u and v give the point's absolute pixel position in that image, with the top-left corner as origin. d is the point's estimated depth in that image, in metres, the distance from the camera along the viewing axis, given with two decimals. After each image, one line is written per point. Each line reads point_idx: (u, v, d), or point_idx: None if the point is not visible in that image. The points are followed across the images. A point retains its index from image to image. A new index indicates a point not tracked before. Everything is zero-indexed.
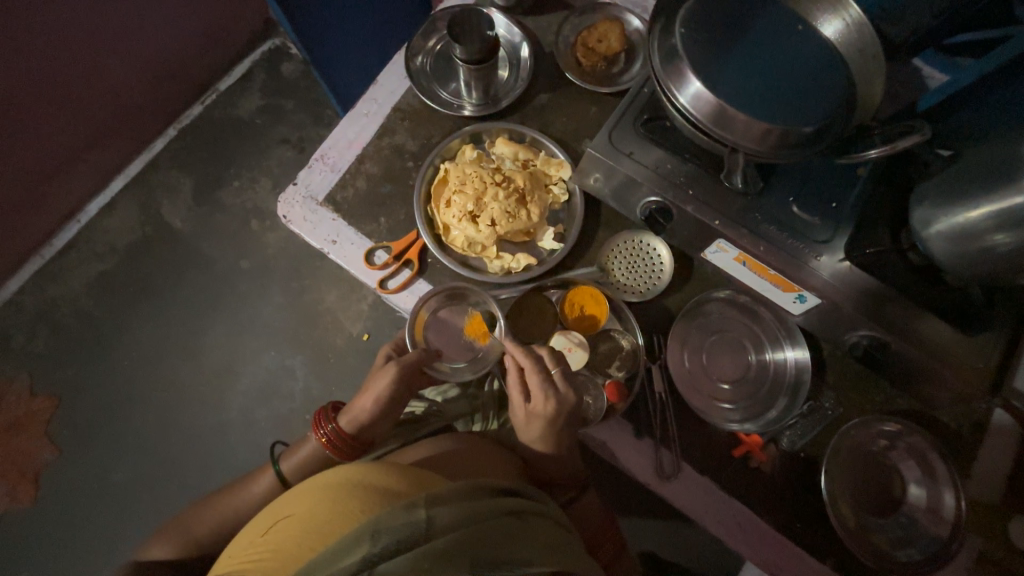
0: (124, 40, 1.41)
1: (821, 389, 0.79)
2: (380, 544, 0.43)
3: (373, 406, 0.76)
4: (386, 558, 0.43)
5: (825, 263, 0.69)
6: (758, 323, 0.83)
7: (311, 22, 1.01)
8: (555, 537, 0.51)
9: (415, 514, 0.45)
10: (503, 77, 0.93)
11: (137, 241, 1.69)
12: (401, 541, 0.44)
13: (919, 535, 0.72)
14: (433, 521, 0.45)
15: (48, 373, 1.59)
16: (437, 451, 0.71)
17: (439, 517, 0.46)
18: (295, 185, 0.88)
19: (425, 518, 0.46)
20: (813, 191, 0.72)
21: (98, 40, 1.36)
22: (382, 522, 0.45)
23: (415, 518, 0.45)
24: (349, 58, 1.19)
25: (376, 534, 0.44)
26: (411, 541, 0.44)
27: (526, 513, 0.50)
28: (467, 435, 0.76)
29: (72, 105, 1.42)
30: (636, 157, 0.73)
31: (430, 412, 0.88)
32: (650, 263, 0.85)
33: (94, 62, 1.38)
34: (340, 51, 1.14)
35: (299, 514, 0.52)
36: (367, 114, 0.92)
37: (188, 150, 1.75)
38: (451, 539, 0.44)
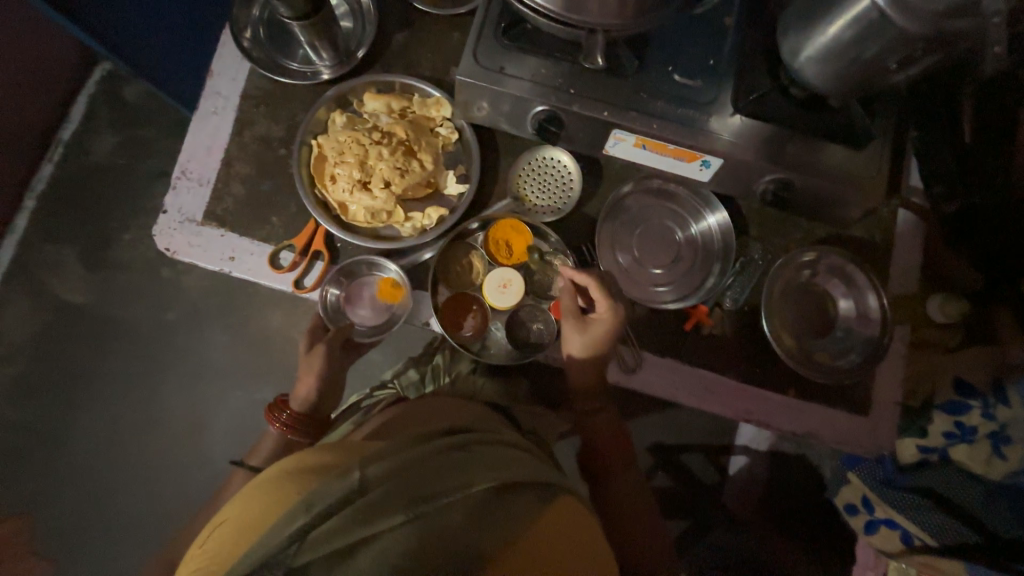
0: None
1: (747, 244, 0.82)
2: (315, 512, 0.45)
3: (316, 390, 0.82)
4: (321, 522, 0.45)
5: (720, 125, 0.70)
6: (675, 202, 0.84)
7: (113, 24, 0.86)
8: (497, 457, 0.56)
9: (348, 478, 0.48)
10: (348, 28, 0.84)
11: (42, 330, 1.52)
12: (335, 503, 0.46)
13: (856, 341, 0.79)
14: (366, 478, 0.48)
15: (4, 494, 1.46)
16: (391, 418, 0.71)
17: (373, 472, 0.49)
18: (165, 213, 0.79)
19: (359, 477, 0.48)
20: (688, 54, 0.71)
21: None
22: (316, 493, 0.47)
23: (348, 480, 0.48)
24: (183, 56, 1.04)
25: (311, 505, 0.46)
26: (347, 500, 0.46)
27: (465, 446, 0.55)
28: (431, 397, 0.76)
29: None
30: (510, 71, 0.70)
31: (388, 393, 0.90)
32: (559, 177, 0.83)
33: None
34: (169, 50, 1.00)
35: (234, 516, 0.50)
36: (215, 112, 0.82)
37: (56, 215, 1.55)
38: (386, 488, 0.48)
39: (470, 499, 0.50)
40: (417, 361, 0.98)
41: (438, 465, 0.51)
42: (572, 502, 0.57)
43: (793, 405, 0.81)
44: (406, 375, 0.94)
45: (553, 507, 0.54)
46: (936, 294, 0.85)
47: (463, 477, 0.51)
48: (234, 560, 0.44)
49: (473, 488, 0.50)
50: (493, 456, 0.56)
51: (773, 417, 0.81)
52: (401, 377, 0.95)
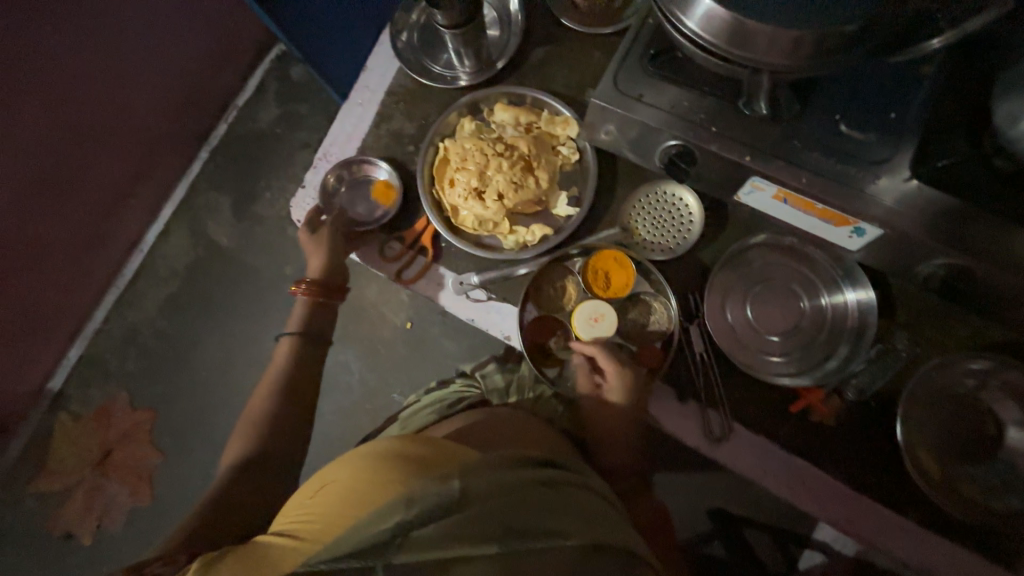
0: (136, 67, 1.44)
1: (892, 332, 0.70)
2: (414, 511, 0.47)
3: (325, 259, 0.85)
4: (418, 527, 0.47)
5: (885, 186, 0.59)
6: (810, 265, 0.74)
7: (295, 15, 0.97)
8: (595, 509, 0.53)
9: (448, 485, 0.49)
10: (493, 37, 0.86)
11: (193, 261, 1.80)
12: (434, 509, 0.48)
13: (1022, 484, 0.63)
14: (466, 491, 0.49)
15: (142, 390, 1.76)
16: (475, 421, 0.71)
17: (472, 486, 0.50)
18: (303, 188, 0.88)
19: (459, 487, 0.49)
20: (863, 103, 0.61)
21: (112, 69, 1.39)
22: (417, 491, 0.49)
23: (448, 488, 0.49)
24: (343, 48, 1.16)
25: (411, 503, 0.48)
26: (444, 509, 0.48)
27: (562, 486, 0.53)
28: (512, 413, 0.73)
29: (108, 141, 1.49)
30: (648, 99, 0.66)
31: (471, 392, 0.86)
32: (677, 215, 0.78)
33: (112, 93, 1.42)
34: (334, 42, 1.11)
35: (341, 480, 0.53)
36: (361, 104, 0.89)
37: (221, 168, 1.82)
38: (482, 509, 0.48)
39: (561, 553, 0.48)
40: (500, 363, 0.94)
41: (534, 502, 0.50)
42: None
43: (914, 533, 0.67)
44: (489, 376, 0.88)
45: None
46: None
47: (558, 521, 0.49)
48: (337, 532, 0.48)
49: (566, 540, 0.48)
50: (590, 505, 0.53)
51: (885, 542, 0.68)
52: (484, 376, 0.90)
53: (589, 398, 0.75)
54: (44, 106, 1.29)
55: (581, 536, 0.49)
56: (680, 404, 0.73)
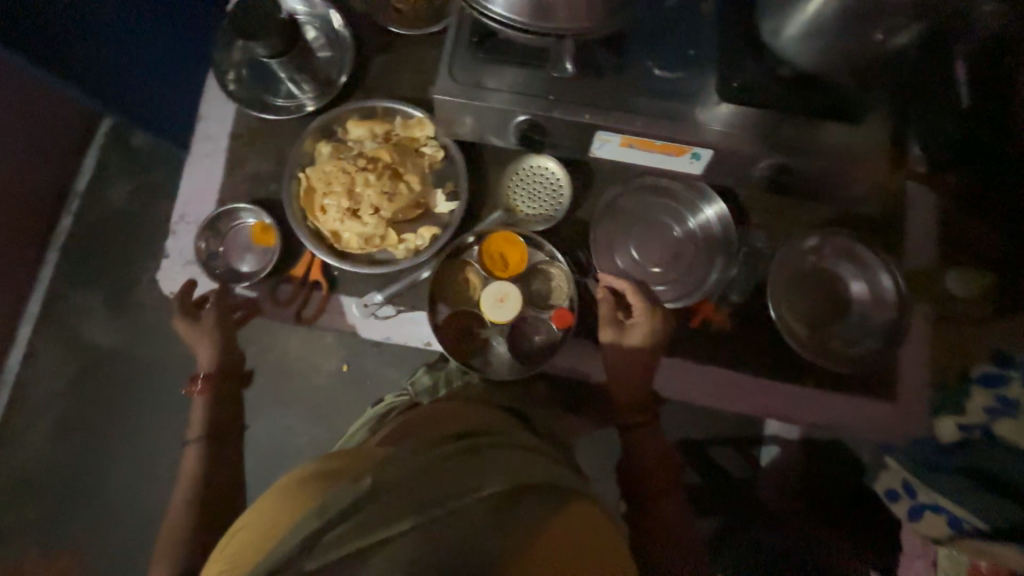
0: None
1: (749, 234, 0.80)
2: (324, 516, 0.41)
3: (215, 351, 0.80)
4: (330, 529, 0.41)
5: (706, 115, 0.68)
6: (671, 196, 0.82)
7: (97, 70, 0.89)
8: (527, 457, 0.51)
9: (360, 481, 0.44)
10: (326, 57, 0.85)
11: (75, 375, 1.58)
12: (345, 507, 0.42)
13: (872, 325, 0.76)
14: (379, 480, 0.44)
15: (53, 537, 1.51)
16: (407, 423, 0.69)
17: (386, 473, 0.45)
18: (168, 258, 0.81)
19: (372, 481, 0.44)
20: (665, 46, 0.69)
21: None
22: (328, 497, 0.43)
23: (359, 482, 0.44)
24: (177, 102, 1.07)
25: (320, 509, 0.42)
26: (358, 504, 0.42)
27: (491, 444, 0.51)
28: (442, 403, 0.71)
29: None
30: (488, 84, 0.69)
31: (402, 398, 0.87)
32: (548, 184, 0.82)
33: None
34: (164, 98, 1.03)
35: (245, 527, 0.47)
36: (206, 155, 0.84)
37: (79, 264, 1.61)
38: (401, 485, 0.44)
39: (498, 501, 0.45)
40: (430, 365, 0.94)
41: (457, 465, 0.47)
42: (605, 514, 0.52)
43: (811, 394, 0.78)
44: (420, 380, 0.90)
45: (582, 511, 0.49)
46: (954, 266, 0.81)
47: (489, 477, 0.46)
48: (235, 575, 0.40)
49: (501, 488, 0.46)
50: (524, 456, 0.51)
51: (793, 410, 0.79)
52: (415, 381, 0.91)
53: (613, 337, 0.75)
54: None
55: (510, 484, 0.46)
56: (599, 351, 0.78)
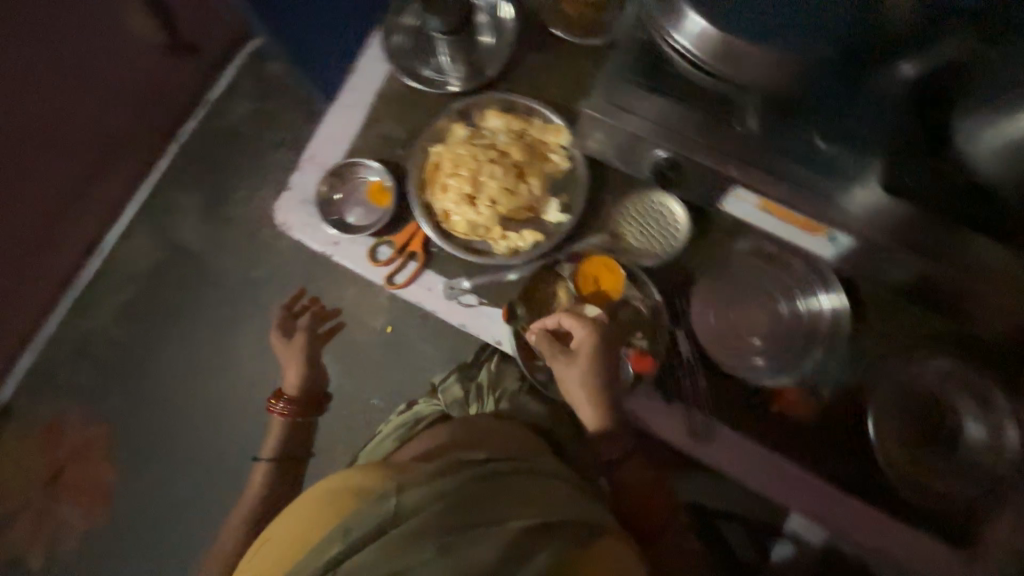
0: (99, 62, 1.38)
1: (862, 336, 0.74)
2: (351, 538, 0.50)
3: (300, 374, 1.08)
4: (356, 550, 0.50)
5: (857, 197, 0.63)
6: (787, 271, 0.77)
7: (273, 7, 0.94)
8: (540, 492, 0.56)
9: (385, 504, 0.52)
10: (486, 43, 0.86)
11: (158, 263, 1.72)
12: (370, 532, 0.50)
13: (975, 474, 0.68)
14: (401, 507, 0.51)
15: (102, 398, 1.66)
16: (440, 432, 0.76)
17: (408, 499, 0.52)
18: (289, 191, 0.85)
19: (395, 504, 0.52)
20: (841, 118, 0.64)
21: (73, 65, 1.33)
22: (354, 518, 0.51)
23: (386, 506, 0.51)
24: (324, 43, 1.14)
25: (347, 531, 0.51)
26: (382, 528, 0.50)
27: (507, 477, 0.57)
28: (475, 416, 0.79)
29: (70, 143, 1.44)
30: (637, 110, 0.67)
31: (430, 404, 0.96)
32: (663, 223, 0.79)
33: (75, 91, 1.37)
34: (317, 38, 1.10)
35: (279, 531, 0.58)
36: (350, 106, 0.88)
37: (190, 166, 1.75)
38: (420, 517, 0.51)
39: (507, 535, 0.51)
40: (460, 372, 1.03)
41: (472, 500, 0.53)
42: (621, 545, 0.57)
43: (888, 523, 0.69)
44: (449, 389, 0.99)
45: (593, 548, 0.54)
46: None
47: (501, 511, 0.53)
48: None
49: (510, 525, 0.52)
50: (538, 489, 0.57)
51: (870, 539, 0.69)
52: (444, 390, 0.99)
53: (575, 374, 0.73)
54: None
55: (523, 518, 0.53)
56: (665, 408, 0.75)
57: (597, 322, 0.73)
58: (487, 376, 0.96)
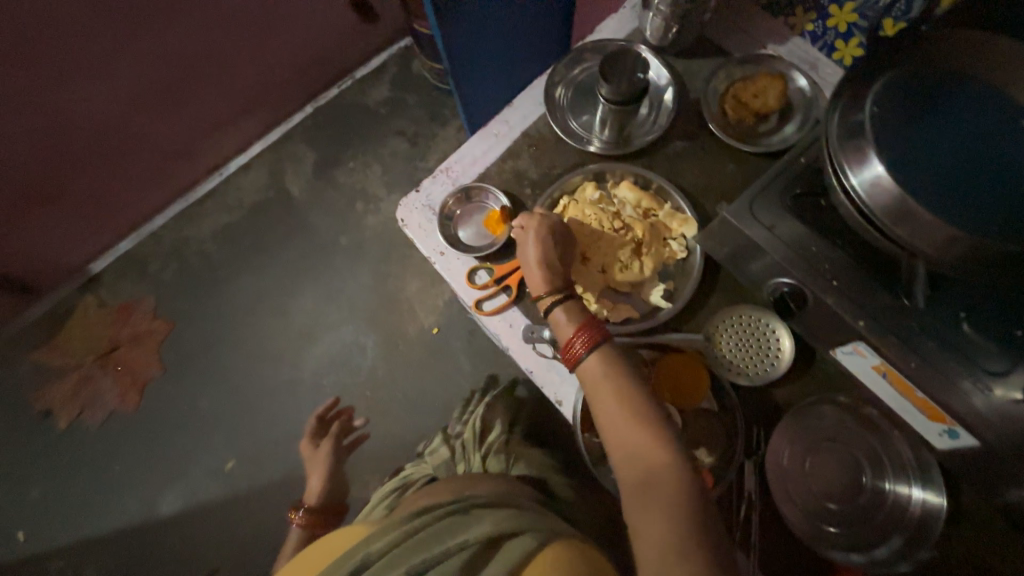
0: (282, 20, 1.57)
1: (950, 542, 0.67)
2: None
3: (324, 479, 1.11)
4: None
5: (990, 397, 0.58)
6: (885, 443, 0.70)
7: (453, 26, 1.04)
8: (505, 515, 0.60)
9: (356, 558, 0.59)
10: (642, 115, 0.89)
11: (261, 201, 1.87)
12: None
13: None
14: (371, 555, 0.59)
15: (170, 301, 1.81)
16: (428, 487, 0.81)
17: (376, 548, 0.59)
18: (417, 193, 0.90)
19: (366, 554, 0.59)
20: (994, 310, 0.60)
21: (263, 17, 1.52)
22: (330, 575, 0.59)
23: (357, 559, 0.59)
24: (479, 63, 1.24)
25: None
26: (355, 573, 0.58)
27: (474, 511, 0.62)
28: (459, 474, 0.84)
29: (234, 79, 1.63)
30: (778, 231, 0.66)
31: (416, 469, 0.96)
32: (764, 346, 0.76)
33: (255, 37, 1.56)
34: (474, 56, 1.20)
35: None
36: (496, 135, 0.92)
37: (319, 128, 1.91)
38: (386, 558, 0.58)
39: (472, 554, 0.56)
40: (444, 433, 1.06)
41: (436, 533, 0.59)
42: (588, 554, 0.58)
43: None
44: (436, 450, 0.98)
45: (546, 556, 0.56)
46: None
47: (464, 536, 0.58)
48: None
49: (473, 544, 0.57)
50: (503, 513, 0.61)
51: None
52: (432, 451, 0.99)
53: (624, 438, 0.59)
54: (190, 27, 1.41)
55: (485, 534, 0.58)
56: None
57: (538, 213, 0.77)
58: (471, 434, 0.99)
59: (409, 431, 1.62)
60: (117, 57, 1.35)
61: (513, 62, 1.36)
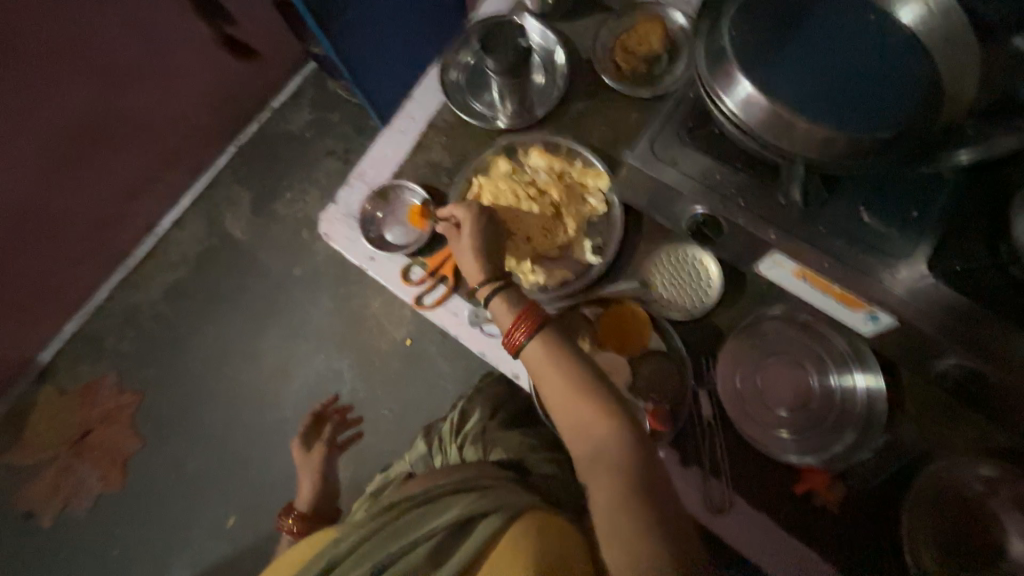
0: (182, 65, 1.51)
1: (897, 421, 0.71)
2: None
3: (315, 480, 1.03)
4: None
5: (902, 278, 0.60)
6: (824, 345, 0.74)
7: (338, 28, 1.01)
8: (467, 498, 0.64)
9: (331, 552, 0.65)
10: (538, 82, 0.90)
11: (205, 251, 1.82)
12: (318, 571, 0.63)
13: None
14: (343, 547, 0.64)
15: (133, 372, 1.74)
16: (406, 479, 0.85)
17: (347, 543, 0.65)
18: (335, 205, 0.90)
19: (338, 548, 0.65)
20: (890, 198, 0.63)
21: (161, 66, 1.46)
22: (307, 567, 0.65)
23: (331, 553, 0.65)
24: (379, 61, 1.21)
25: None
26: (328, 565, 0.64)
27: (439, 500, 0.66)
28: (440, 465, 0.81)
29: (146, 135, 1.56)
30: (681, 167, 0.68)
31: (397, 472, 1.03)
32: (696, 277, 0.79)
33: (157, 88, 1.49)
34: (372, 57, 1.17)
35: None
36: (402, 131, 0.92)
37: (248, 166, 1.86)
38: (356, 550, 0.63)
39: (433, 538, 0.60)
40: (426, 432, 1.13)
41: (401, 525, 0.64)
42: (555, 521, 0.60)
43: None
44: (417, 447, 1.08)
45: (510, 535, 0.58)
46: None
47: (427, 524, 0.63)
48: None
49: (434, 530, 0.61)
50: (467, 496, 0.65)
51: None
52: (412, 449, 1.09)
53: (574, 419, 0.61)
54: (84, 91, 1.34)
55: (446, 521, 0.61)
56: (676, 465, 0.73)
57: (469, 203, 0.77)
58: (449, 425, 1.05)
59: (404, 444, 1.60)
60: (13, 137, 1.27)
61: (417, 55, 1.34)
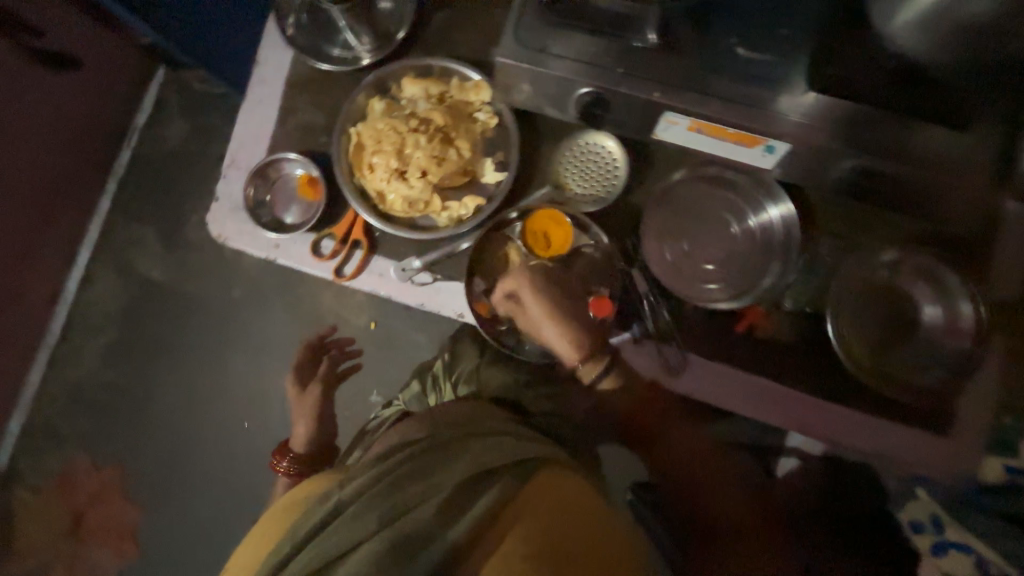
0: None
1: (814, 239, 0.75)
2: (304, 530, 0.61)
3: None
4: (306, 541, 0.60)
5: (792, 103, 0.60)
6: (735, 190, 0.76)
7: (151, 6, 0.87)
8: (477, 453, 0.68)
9: (331, 502, 0.63)
10: (386, 7, 0.81)
11: (127, 302, 1.67)
12: (315, 525, 0.61)
13: (937, 353, 0.69)
14: (343, 497, 0.63)
15: (103, 447, 1.64)
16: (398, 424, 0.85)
17: (348, 494, 0.64)
18: (218, 201, 0.81)
19: (339, 498, 0.64)
20: (759, 24, 0.61)
21: None
22: (304, 519, 0.63)
23: (331, 503, 0.63)
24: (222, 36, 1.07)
25: (298, 529, 0.62)
26: (328, 515, 0.62)
27: (447, 454, 0.68)
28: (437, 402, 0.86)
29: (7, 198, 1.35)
30: (556, 51, 0.64)
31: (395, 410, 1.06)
32: (603, 164, 0.78)
33: None
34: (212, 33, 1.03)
35: (252, 542, 0.71)
36: (260, 101, 0.83)
37: (137, 199, 1.67)
38: (358, 501, 0.62)
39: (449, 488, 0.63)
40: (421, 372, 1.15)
41: (409, 476, 0.65)
42: (563, 477, 0.68)
43: (863, 420, 0.73)
44: (411, 387, 1.10)
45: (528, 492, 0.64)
46: None
47: (439, 476, 0.64)
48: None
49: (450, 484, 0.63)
50: (476, 450, 0.68)
51: (845, 434, 0.74)
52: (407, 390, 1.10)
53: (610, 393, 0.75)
54: None
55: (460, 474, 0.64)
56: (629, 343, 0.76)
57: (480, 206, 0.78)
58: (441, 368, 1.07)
59: None
60: None
61: None
